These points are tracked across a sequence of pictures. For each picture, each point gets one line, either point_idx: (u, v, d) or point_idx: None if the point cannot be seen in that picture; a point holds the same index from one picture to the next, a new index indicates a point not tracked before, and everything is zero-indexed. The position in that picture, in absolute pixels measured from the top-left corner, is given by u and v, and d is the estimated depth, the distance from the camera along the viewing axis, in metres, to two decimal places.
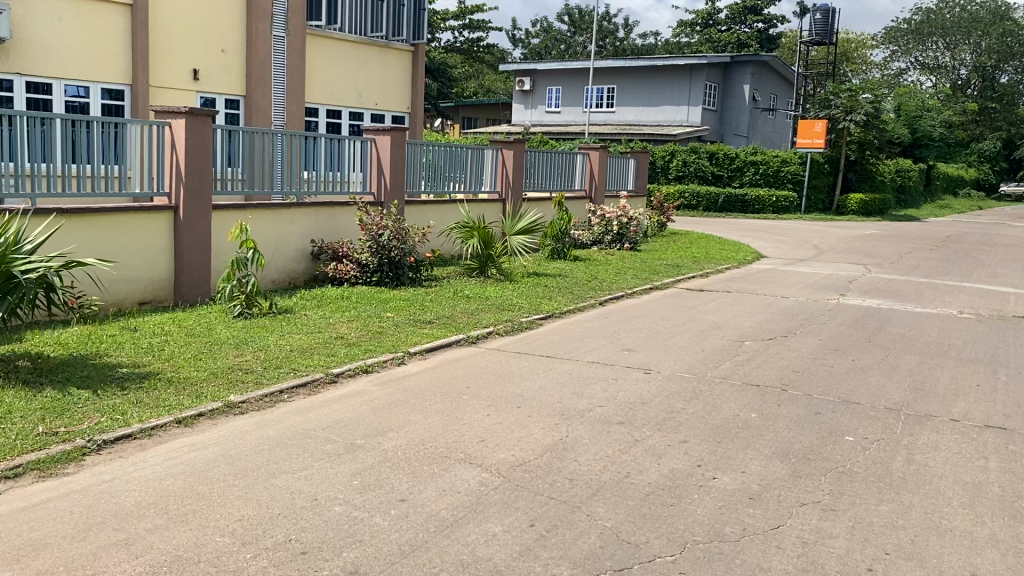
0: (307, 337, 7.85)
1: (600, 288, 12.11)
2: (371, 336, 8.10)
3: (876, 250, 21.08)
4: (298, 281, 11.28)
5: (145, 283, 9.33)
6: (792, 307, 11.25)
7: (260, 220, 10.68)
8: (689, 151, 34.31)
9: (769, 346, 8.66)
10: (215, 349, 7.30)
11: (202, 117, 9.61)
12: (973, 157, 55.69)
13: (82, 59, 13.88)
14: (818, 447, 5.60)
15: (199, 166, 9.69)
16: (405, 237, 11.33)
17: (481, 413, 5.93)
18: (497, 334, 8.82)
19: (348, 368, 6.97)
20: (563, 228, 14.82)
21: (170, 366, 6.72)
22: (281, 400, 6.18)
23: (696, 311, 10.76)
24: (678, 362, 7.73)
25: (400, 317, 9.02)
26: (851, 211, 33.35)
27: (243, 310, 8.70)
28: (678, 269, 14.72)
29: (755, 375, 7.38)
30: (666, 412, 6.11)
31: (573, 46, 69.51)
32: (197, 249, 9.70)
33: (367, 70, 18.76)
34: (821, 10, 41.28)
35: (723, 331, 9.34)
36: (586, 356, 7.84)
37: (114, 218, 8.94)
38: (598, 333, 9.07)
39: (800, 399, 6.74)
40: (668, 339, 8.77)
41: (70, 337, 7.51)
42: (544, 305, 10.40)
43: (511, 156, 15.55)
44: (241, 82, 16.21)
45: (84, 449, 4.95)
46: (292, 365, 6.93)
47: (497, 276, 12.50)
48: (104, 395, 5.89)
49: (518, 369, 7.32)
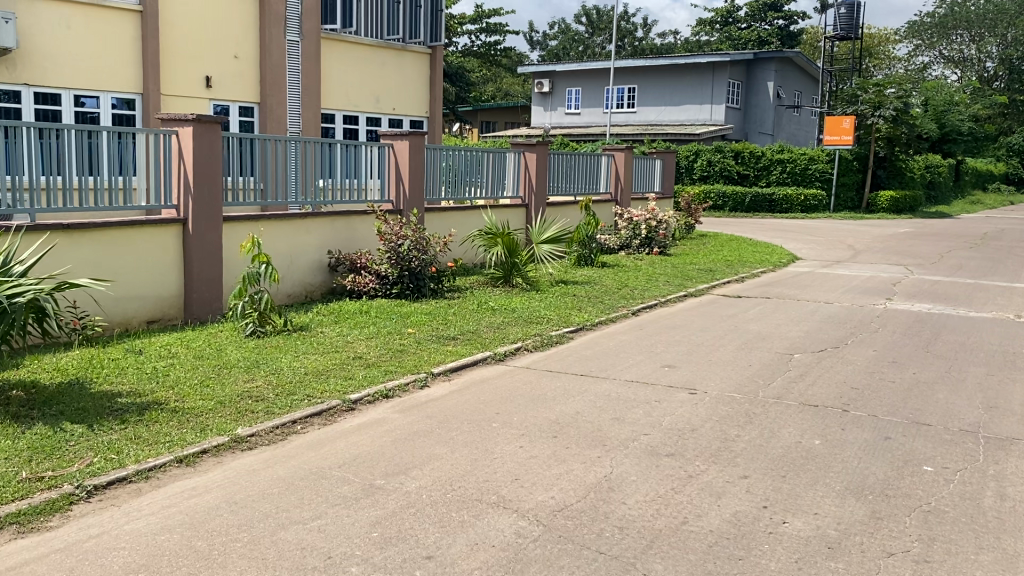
0: (323, 358, 7.30)
1: (633, 296, 11.50)
2: (391, 355, 7.53)
3: (914, 249, 20.29)
4: (314, 295, 10.77)
5: (153, 301, 8.87)
6: (837, 314, 10.59)
7: (275, 233, 10.18)
8: (713, 150, 33.62)
9: (820, 359, 8.02)
10: (225, 374, 6.77)
11: (209, 124, 9.14)
12: (1002, 151, 54.15)
13: (91, 68, 13.48)
14: (896, 480, 4.96)
15: (208, 175, 9.20)
16: (425, 247, 10.79)
17: (514, 444, 5.35)
18: (525, 350, 8.22)
19: (367, 394, 6.39)
20: (590, 233, 14.25)
21: (176, 394, 6.20)
22: (294, 432, 5.63)
23: (736, 320, 10.12)
24: (724, 380, 7.11)
25: (421, 332, 8.46)
26: (881, 209, 32.49)
27: (256, 328, 8.17)
28: (712, 273, 14.07)
29: (812, 395, 6.73)
30: (719, 441, 5.50)
31: (591, 46, 68.82)
32: (207, 265, 9.22)
33: (384, 74, 18.26)
34: (845, 4, 40.34)
35: (769, 343, 8.71)
36: (625, 374, 7.23)
37: (118, 232, 8.45)
38: (634, 347, 8.43)
39: (865, 421, 6.09)
40: (711, 353, 8.15)
41: (70, 362, 7.01)
42: (574, 316, 9.80)
43: (534, 159, 14.96)
44: (254, 88, 15.74)
45: (72, 497, 4.42)
46: (306, 390, 6.38)
47: (523, 285, 11.90)
48: (99, 430, 5.36)
49: (552, 391, 6.71)
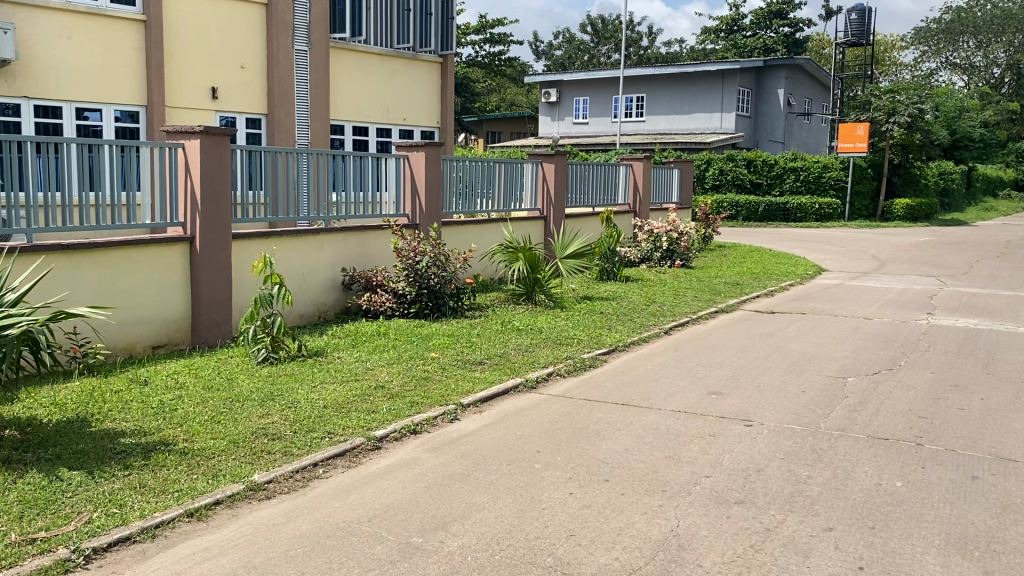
0: (342, 388, 6.72)
1: (663, 312, 10.91)
2: (415, 385, 6.94)
3: (939, 259, 19.70)
4: (328, 315, 10.23)
5: (158, 325, 8.34)
6: (881, 331, 10.01)
7: (287, 250, 9.64)
8: (725, 158, 32.86)
9: (877, 383, 7.44)
10: (238, 409, 6.19)
11: (218, 137, 8.61)
12: (1011, 157, 53.10)
13: (93, 79, 12.99)
14: (999, 531, 4.37)
15: (217, 190, 8.66)
16: (445, 263, 10.23)
17: (563, 491, 4.77)
18: (558, 375, 7.64)
19: (393, 430, 5.82)
20: (612, 246, 13.72)
21: (184, 433, 5.64)
22: (316, 477, 5.07)
23: (776, 339, 9.54)
24: (780, 410, 6.53)
25: (445, 357, 7.88)
26: (897, 217, 31.98)
27: (268, 354, 7.62)
28: (740, 287, 13.49)
29: (879, 426, 6.15)
30: (791, 485, 4.94)
31: (596, 56, 68.41)
32: (216, 286, 8.68)
33: (395, 84, 17.75)
34: (855, 10, 39.85)
35: (817, 366, 8.12)
36: (671, 404, 6.66)
37: (121, 252, 7.92)
38: (674, 371, 7.85)
39: (945, 458, 5.50)
40: (757, 378, 7.57)
41: (69, 395, 6.46)
42: (605, 336, 9.21)
43: (553, 170, 14.41)
44: (262, 99, 15.26)
45: (68, 563, 3.87)
46: (327, 427, 5.81)
47: (546, 302, 11.33)
48: (101, 478, 4.81)
49: (596, 423, 6.13)
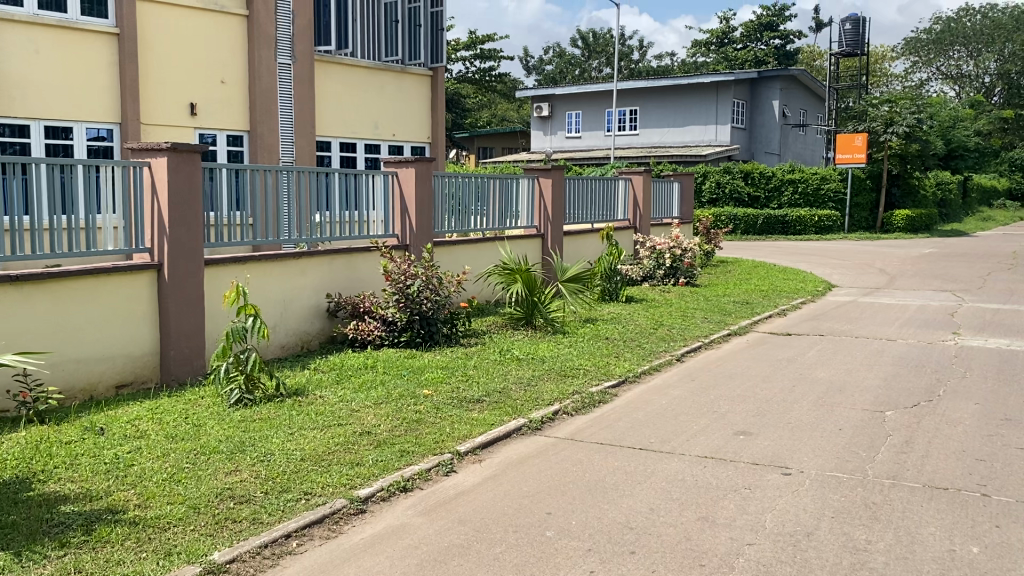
0: (322, 436, 5.93)
1: (672, 337, 10.16)
2: (405, 429, 6.16)
3: (948, 272, 19.01)
4: (312, 345, 9.46)
5: (122, 362, 7.55)
6: (908, 355, 9.27)
7: (266, 276, 8.85)
8: (722, 171, 32.26)
9: (919, 418, 6.69)
10: (202, 464, 5.39)
11: (187, 154, 7.86)
12: (1004, 166, 52.55)
13: (62, 96, 12.22)
14: None
15: (186, 213, 7.89)
16: (438, 287, 9.47)
17: (582, 569, 4.01)
18: (565, 414, 6.86)
19: (379, 488, 5.05)
20: (613, 265, 13.02)
21: (137, 496, 4.86)
22: (289, 553, 4.29)
23: (797, 365, 8.79)
24: (818, 454, 5.78)
25: (438, 395, 7.09)
26: (897, 228, 31.39)
27: (242, 395, 6.85)
28: (751, 307, 12.77)
29: (935, 472, 5.38)
30: (849, 554, 4.17)
31: (587, 70, 68.06)
32: (186, 317, 7.91)
33: (382, 98, 17.03)
34: (849, 19, 39.41)
35: (849, 398, 7.37)
36: (696, 448, 5.90)
37: (77, 283, 7.14)
38: (692, 406, 7.09)
39: (1021, 513, 4.73)
40: (786, 415, 6.81)
41: (10, 450, 5.66)
42: (613, 366, 8.45)
43: (550, 184, 13.69)
44: (244, 115, 14.52)
45: None
46: (303, 485, 5.03)
47: (546, 327, 10.57)
48: (29, 561, 4.02)
49: (613, 474, 5.36)
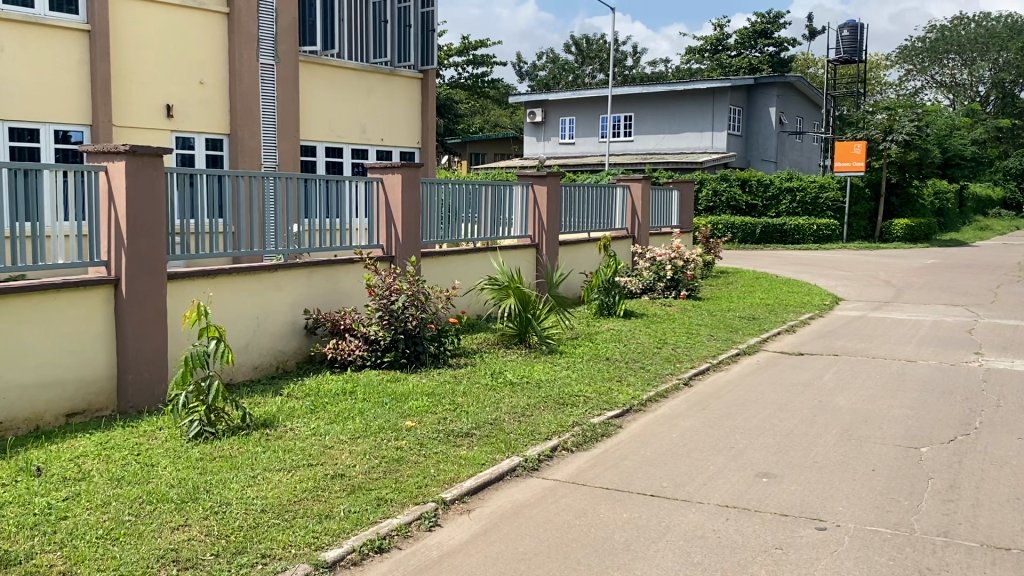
0: (288, 480, 5.19)
1: (678, 356, 9.47)
2: (384, 471, 5.43)
3: (956, 284, 18.38)
4: (289, 366, 8.72)
5: (73, 387, 6.80)
6: (933, 379, 8.58)
7: (238, 292, 8.09)
8: (718, 179, 31.72)
9: (960, 456, 5.99)
10: (146, 517, 4.65)
11: (149, 158, 7.11)
12: (998, 175, 52.00)
13: (28, 96, 11.44)
14: None
15: (146, 223, 7.14)
16: (424, 303, 8.75)
17: None
18: (564, 450, 6.14)
19: (350, 549, 4.31)
20: (610, 278, 12.30)
21: (63, 561, 4.12)
22: None
23: (815, 390, 8.11)
24: (855, 503, 5.07)
25: (422, 429, 6.34)
26: (896, 237, 30.80)
27: (203, 428, 6.11)
28: (758, 323, 12.07)
29: (992, 527, 4.69)
30: None
31: (580, 76, 67.44)
32: (145, 337, 7.15)
33: (370, 101, 16.32)
34: (847, 26, 38.88)
35: (877, 430, 6.68)
36: (716, 495, 5.19)
37: (23, 301, 6.39)
38: (708, 442, 6.37)
39: None
40: (811, 453, 6.09)
41: None
42: (616, 392, 7.73)
43: (545, 192, 13.00)
44: (223, 117, 13.79)
45: None
46: (261, 545, 4.30)
47: (541, 345, 9.83)
48: None
49: (624, 529, 4.63)
